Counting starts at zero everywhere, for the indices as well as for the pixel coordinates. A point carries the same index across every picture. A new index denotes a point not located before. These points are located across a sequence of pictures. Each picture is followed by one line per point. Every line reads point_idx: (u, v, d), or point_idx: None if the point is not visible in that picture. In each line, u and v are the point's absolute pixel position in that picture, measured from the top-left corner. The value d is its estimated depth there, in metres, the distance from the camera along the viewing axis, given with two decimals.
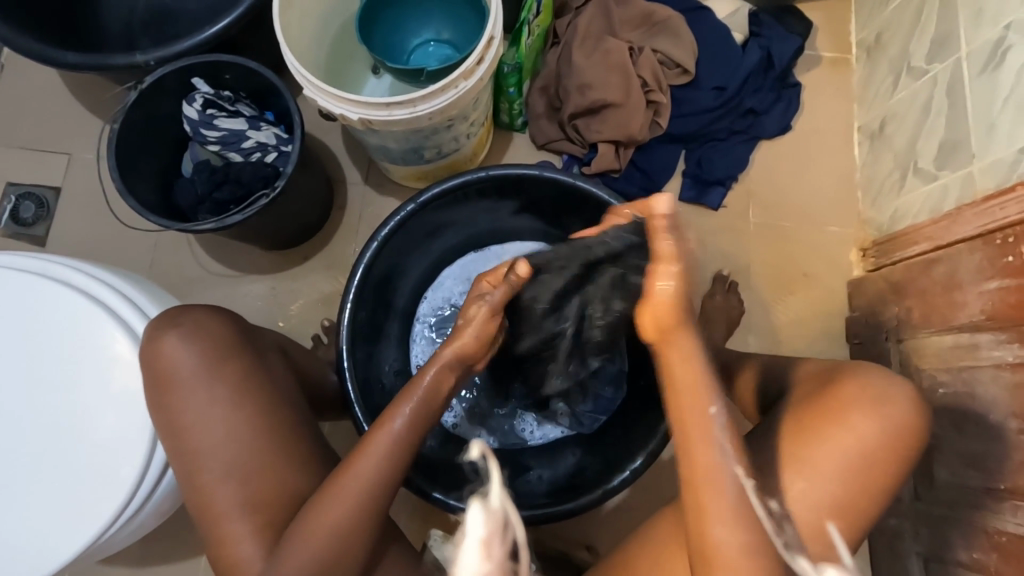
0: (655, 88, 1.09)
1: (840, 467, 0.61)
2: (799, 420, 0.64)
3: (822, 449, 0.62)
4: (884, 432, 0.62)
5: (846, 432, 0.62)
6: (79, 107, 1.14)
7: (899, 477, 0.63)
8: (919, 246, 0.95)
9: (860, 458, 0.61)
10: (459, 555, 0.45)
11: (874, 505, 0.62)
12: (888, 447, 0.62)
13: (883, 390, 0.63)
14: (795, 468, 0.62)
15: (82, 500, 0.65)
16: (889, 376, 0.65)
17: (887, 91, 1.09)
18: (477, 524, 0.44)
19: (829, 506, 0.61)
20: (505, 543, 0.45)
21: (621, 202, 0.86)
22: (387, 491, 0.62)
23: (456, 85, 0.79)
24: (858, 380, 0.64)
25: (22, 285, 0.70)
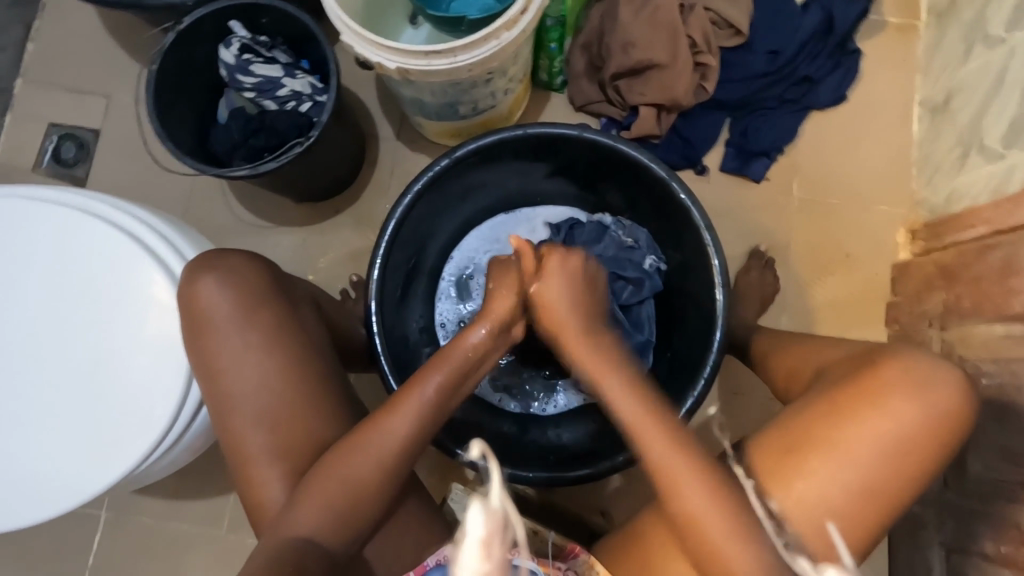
0: (704, 50, 1.04)
1: (871, 449, 0.59)
2: (832, 399, 0.62)
3: (853, 428, 0.60)
4: (921, 418, 0.60)
5: (881, 415, 0.60)
6: (117, 50, 1.14)
7: (932, 466, 0.61)
8: (975, 230, 0.90)
9: (892, 442, 0.60)
10: (458, 552, 0.40)
11: (899, 493, 0.60)
12: (923, 434, 0.60)
13: (927, 375, 0.61)
14: (826, 447, 0.60)
15: (120, 431, 0.67)
16: (933, 360, 0.63)
17: (957, 62, 1.01)
18: (477, 525, 0.39)
19: (852, 489, 0.59)
20: (504, 542, 0.41)
21: (662, 167, 0.82)
22: (407, 441, 0.63)
23: (498, 36, 0.76)
24: (902, 361, 0.62)
25: (65, 221, 0.71)
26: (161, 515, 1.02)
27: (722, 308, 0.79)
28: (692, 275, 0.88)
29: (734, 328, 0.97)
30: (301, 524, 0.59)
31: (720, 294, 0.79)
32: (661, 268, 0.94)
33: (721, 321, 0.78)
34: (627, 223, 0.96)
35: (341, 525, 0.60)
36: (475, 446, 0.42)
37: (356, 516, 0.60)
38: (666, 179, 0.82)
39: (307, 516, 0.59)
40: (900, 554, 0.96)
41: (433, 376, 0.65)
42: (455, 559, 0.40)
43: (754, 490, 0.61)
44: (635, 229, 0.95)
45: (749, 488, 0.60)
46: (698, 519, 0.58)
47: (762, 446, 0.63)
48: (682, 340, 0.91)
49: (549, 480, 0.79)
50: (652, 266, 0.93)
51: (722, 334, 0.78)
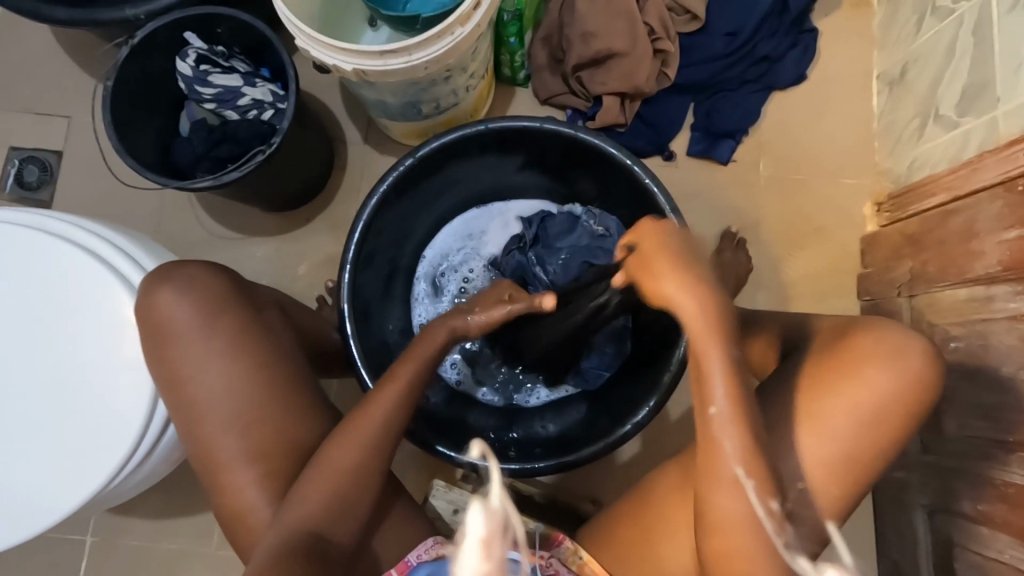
0: (663, 36, 1.05)
1: (848, 422, 0.61)
2: (812, 375, 0.63)
3: (832, 401, 0.61)
4: (896, 387, 0.61)
5: (857, 388, 0.61)
6: (74, 69, 1.13)
7: (907, 432, 0.62)
8: (936, 197, 0.92)
9: (869, 413, 0.61)
10: (459, 553, 0.40)
11: (879, 462, 0.62)
12: (899, 403, 0.61)
13: (903, 346, 0.62)
14: (805, 422, 0.61)
15: (90, 448, 0.67)
16: (906, 330, 0.63)
17: (910, 34, 1.03)
18: (477, 525, 0.39)
19: (834, 462, 0.61)
20: (505, 544, 0.40)
21: (623, 151, 0.83)
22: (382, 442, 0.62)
23: (453, 32, 0.76)
24: (877, 333, 0.63)
25: (21, 241, 0.70)
26: (149, 535, 1.01)
27: None
28: None
29: None
30: (283, 531, 0.58)
31: None
32: None
33: None
34: (598, 211, 0.97)
35: (325, 530, 0.59)
36: (476, 447, 0.41)
37: (341, 517, 0.60)
38: (629, 163, 0.83)
39: (289, 524, 0.58)
40: (887, 520, 0.98)
41: (403, 374, 0.65)
42: (455, 560, 0.40)
43: None
44: (605, 217, 0.96)
45: (749, 489, 0.54)
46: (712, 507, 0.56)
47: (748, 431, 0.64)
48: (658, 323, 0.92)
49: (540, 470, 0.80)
50: None
51: None
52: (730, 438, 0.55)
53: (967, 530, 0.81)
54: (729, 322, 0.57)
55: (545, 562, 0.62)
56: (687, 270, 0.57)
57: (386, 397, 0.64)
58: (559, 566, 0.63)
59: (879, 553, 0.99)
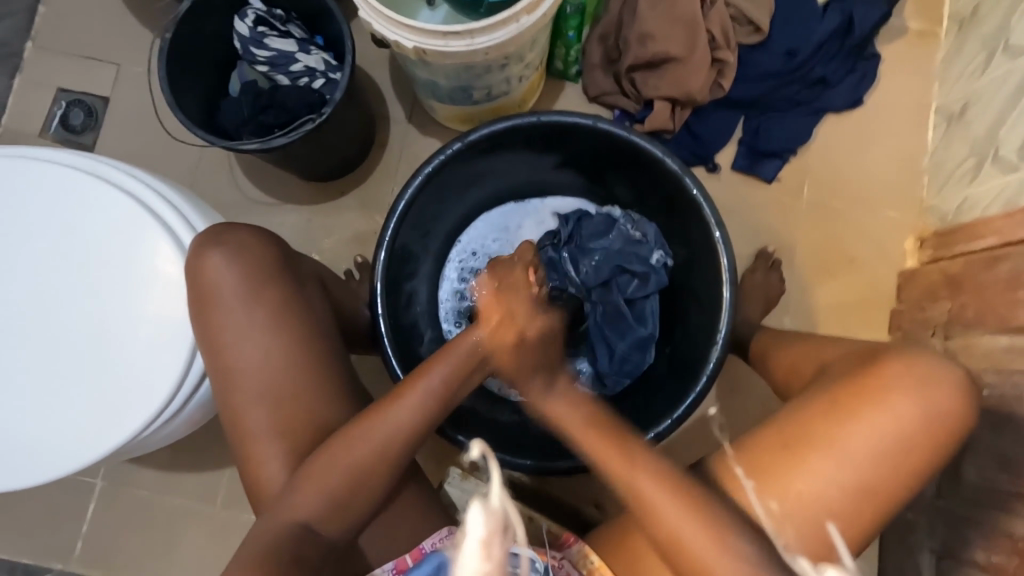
0: (722, 46, 1.03)
1: (869, 448, 0.59)
2: (836, 394, 0.62)
3: (855, 426, 0.60)
4: (921, 417, 0.60)
5: (882, 414, 0.60)
6: (129, 18, 1.13)
7: (930, 463, 0.60)
8: (984, 240, 0.90)
9: (892, 442, 0.59)
10: (459, 551, 0.41)
11: (897, 492, 0.60)
12: (923, 431, 0.60)
13: (930, 375, 0.61)
14: (825, 444, 0.60)
15: (123, 397, 0.67)
16: (936, 359, 0.62)
17: (975, 71, 1.00)
18: (477, 525, 0.40)
19: (849, 487, 0.59)
20: (504, 544, 0.41)
21: (676, 161, 0.81)
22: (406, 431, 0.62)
23: (518, 20, 0.75)
24: (904, 359, 0.62)
25: (72, 186, 0.71)
26: (157, 487, 1.02)
27: (728, 304, 0.79)
28: (697, 271, 0.88)
29: (737, 327, 0.97)
30: (298, 503, 0.59)
31: (726, 291, 0.79)
32: (668, 264, 0.93)
33: (727, 318, 0.78)
34: (637, 217, 0.95)
35: (337, 502, 0.60)
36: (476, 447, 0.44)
37: (354, 492, 0.60)
38: (679, 174, 0.81)
39: (303, 495, 0.59)
40: (889, 559, 0.97)
41: (437, 368, 0.65)
42: (456, 559, 0.41)
43: (753, 491, 0.60)
44: (644, 224, 0.93)
45: (748, 489, 0.60)
46: (680, 533, 0.56)
47: (758, 440, 0.63)
48: (684, 335, 0.92)
49: (551, 468, 0.79)
50: (659, 261, 0.92)
51: (726, 332, 0.78)
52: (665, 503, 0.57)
53: None
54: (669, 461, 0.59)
55: (557, 563, 0.63)
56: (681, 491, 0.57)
57: (412, 395, 0.63)
58: (570, 569, 0.63)
59: None
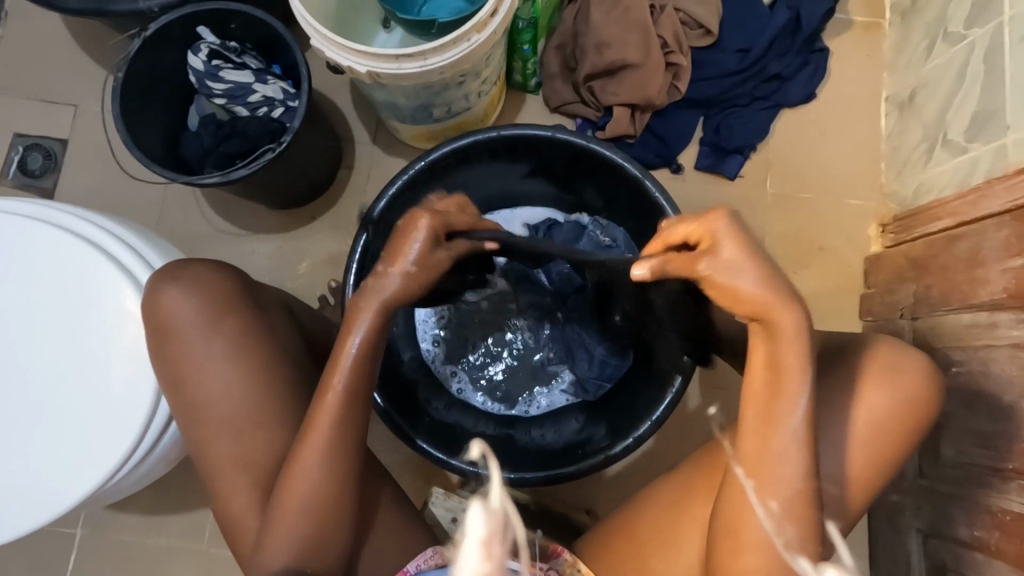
0: (676, 49, 1.05)
1: (846, 437, 0.60)
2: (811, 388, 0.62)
3: (828, 416, 0.60)
4: (892, 405, 0.61)
5: (857, 405, 0.60)
6: (84, 57, 1.12)
7: (906, 449, 0.61)
8: (941, 221, 0.92)
9: (868, 431, 0.60)
10: (458, 551, 0.38)
11: (878, 480, 0.61)
12: (897, 419, 0.61)
13: (897, 364, 0.62)
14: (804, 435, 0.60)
15: (88, 446, 0.66)
16: (903, 348, 0.63)
17: (920, 58, 1.04)
18: (477, 524, 0.37)
19: (828, 479, 0.60)
20: (505, 543, 0.39)
21: (636, 166, 0.83)
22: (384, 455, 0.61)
23: (469, 38, 0.76)
24: (869, 351, 0.63)
25: (26, 233, 0.70)
26: (139, 531, 1.00)
27: None
28: None
29: None
30: (273, 541, 0.57)
31: None
32: None
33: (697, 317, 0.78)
34: (604, 222, 0.98)
35: (314, 535, 0.58)
36: (475, 447, 0.41)
37: (326, 523, 0.58)
38: (640, 178, 0.82)
39: (277, 534, 0.58)
40: (880, 542, 0.98)
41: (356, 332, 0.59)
42: (455, 558, 0.38)
43: (754, 490, 0.55)
44: (612, 228, 0.96)
45: (749, 489, 0.55)
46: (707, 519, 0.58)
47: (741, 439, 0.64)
48: None
49: (545, 479, 0.80)
50: None
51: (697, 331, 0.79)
52: (776, 497, 0.55)
53: (960, 554, 0.81)
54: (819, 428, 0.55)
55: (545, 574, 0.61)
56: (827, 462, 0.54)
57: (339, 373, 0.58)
58: None
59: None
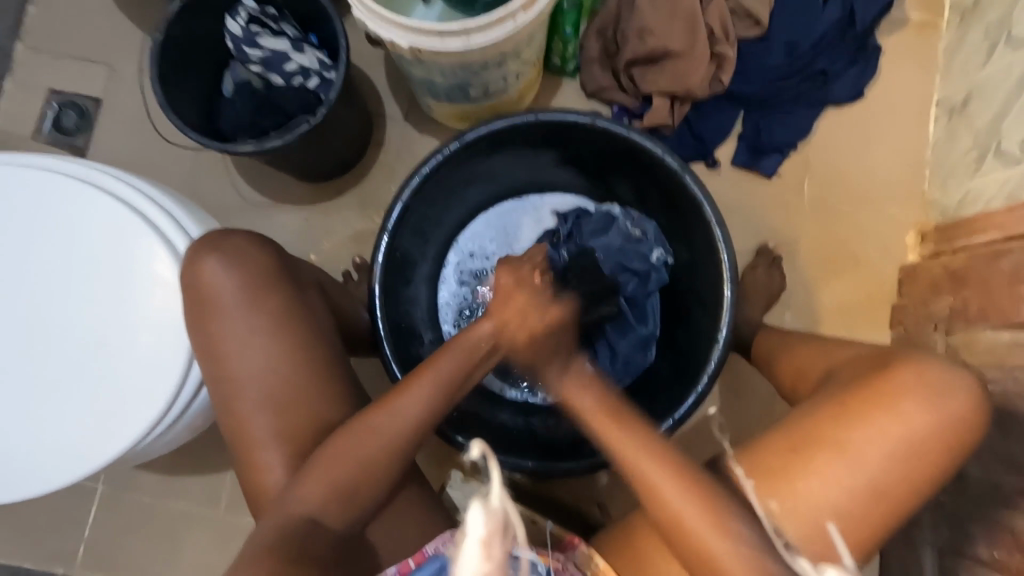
0: (722, 40, 1.02)
1: (878, 450, 0.59)
2: (845, 398, 0.61)
3: (864, 430, 0.59)
4: (931, 422, 0.59)
5: (895, 422, 0.59)
6: (120, 17, 1.11)
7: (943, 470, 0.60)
8: (987, 235, 0.89)
9: (903, 446, 0.59)
10: (459, 550, 0.40)
11: (908, 501, 0.59)
12: (937, 439, 0.59)
13: (942, 380, 0.60)
14: (833, 444, 0.59)
15: (118, 408, 0.67)
16: (949, 366, 0.62)
17: (978, 62, 0.99)
18: (477, 525, 0.39)
19: (856, 492, 0.58)
20: (505, 545, 0.40)
21: (676, 159, 0.80)
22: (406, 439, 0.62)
23: (515, 17, 0.74)
24: (916, 366, 0.61)
25: (63, 193, 0.70)
26: (157, 490, 1.02)
27: (729, 304, 0.78)
28: (699, 272, 0.87)
29: (738, 324, 0.97)
30: (297, 509, 0.58)
31: (728, 291, 0.78)
32: (668, 262, 0.92)
33: (728, 317, 0.77)
34: (637, 215, 0.94)
35: (341, 504, 0.59)
36: (476, 446, 0.43)
37: (356, 492, 0.60)
38: (679, 172, 0.80)
39: (304, 502, 0.58)
40: (891, 553, 0.97)
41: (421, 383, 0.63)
42: (456, 559, 0.40)
43: (754, 491, 0.59)
44: (644, 221, 0.93)
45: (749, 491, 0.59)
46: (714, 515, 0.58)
47: (764, 440, 0.63)
48: (685, 333, 0.91)
49: (555, 469, 0.79)
50: (659, 259, 0.91)
51: (728, 332, 0.77)
52: (775, 499, 0.59)
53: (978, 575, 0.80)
54: (847, 456, 0.59)
55: (559, 565, 0.62)
56: (852, 486, 0.58)
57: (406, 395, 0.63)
58: (572, 571, 0.62)
59: None
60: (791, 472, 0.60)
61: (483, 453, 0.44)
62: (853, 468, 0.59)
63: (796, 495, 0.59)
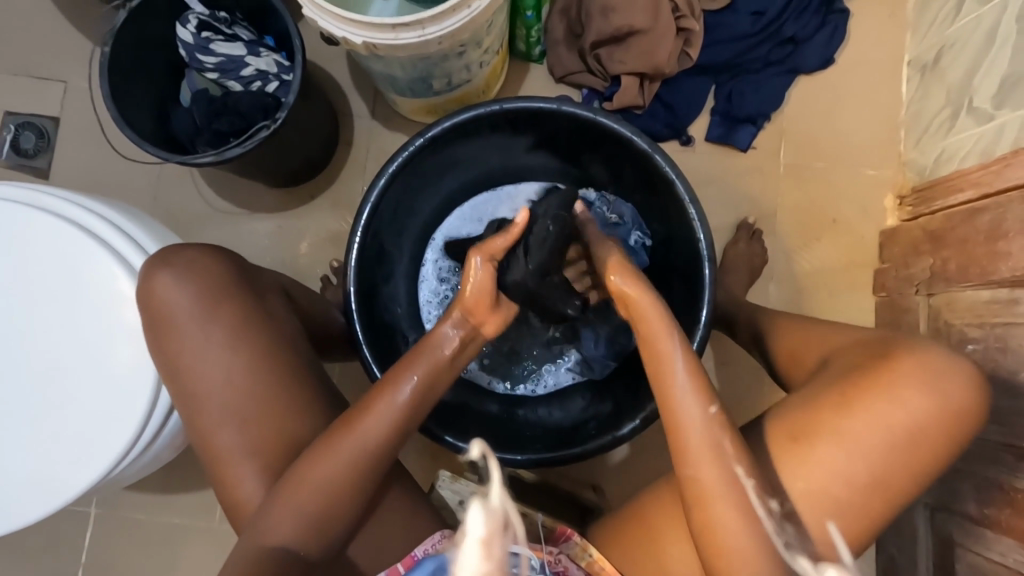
0: (687, 13, 1.00)
1: (876, 438, 0.59)
2: (844, 386, 0.61)
3: (864, 418, 0.59)
4: (929, 411, 0.59)
5: (897, 408, 0.59)
6: (71, 31, 1.08)
7: (939, 454, 0.60)
8: (963, 193, 0.89)
9: (901, 434, 0.59)
10: (459, 552, 0.39)
11: (908, 484, 0.59)
12: (933, 428, 0.59)
13: (942, 369, 0.60)
14: (832, 434, 0.59)
15: (90, 435, 0.66)
16: (947, 353, 0.62)
17: (947, 17, 0.98)
18: (477, 524, 0.37)
19: (851, 475, 0.58)
20: (505, 543, 0.39)
21: (644, 139, 0.78)
22: (382, 458, 0.61)
23: (469, 5, 0.72)
24: (915, 354, 0.61)
25: (17, 219, 0.68)
26: (151, 509, 1.01)
27: (708, 281, 0.77)
28: (678, 250, 0.86)
29: (722, 301, 0.96)
30: (280, 515, 0.58)
31: (706, 268, 0.77)
32: (647, 245, 0.94)
33: (707, 295, 0.76)
34: (611, 198, 0.96)
35: (325, 509, 0.58)
36: (476, 448, 0.43)
37: (341, 496, 0.59)
38: (648, 152, 0.78)
39: (285, 507, 0.58)
40: (887, 516, 0.98)
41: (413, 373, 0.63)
42: (456, 559, 0.39)
43: (754, 490, 0.57)
44: (620, 204, 0.95)
45: (749, 488, 0.57)
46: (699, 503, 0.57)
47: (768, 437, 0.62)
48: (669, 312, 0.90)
49: (549, 459, 0.78)
50: (637, 241, 0.94)
51: (708, 309, 0.77)
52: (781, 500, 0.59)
53: (969, 530, 0.80)
54: (852, 454, 0.58)
55: (553, 558, 0.61)
56: (853, 479, 0.58)
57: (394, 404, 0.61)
58: (567, 563, 0.62)
59: (878, 549, 0.99)
60: (796, 470, 0.59)
61: (484, 453, 0.43)
62: (859, 468, 0.58)
63: (800, 498, 0.59)
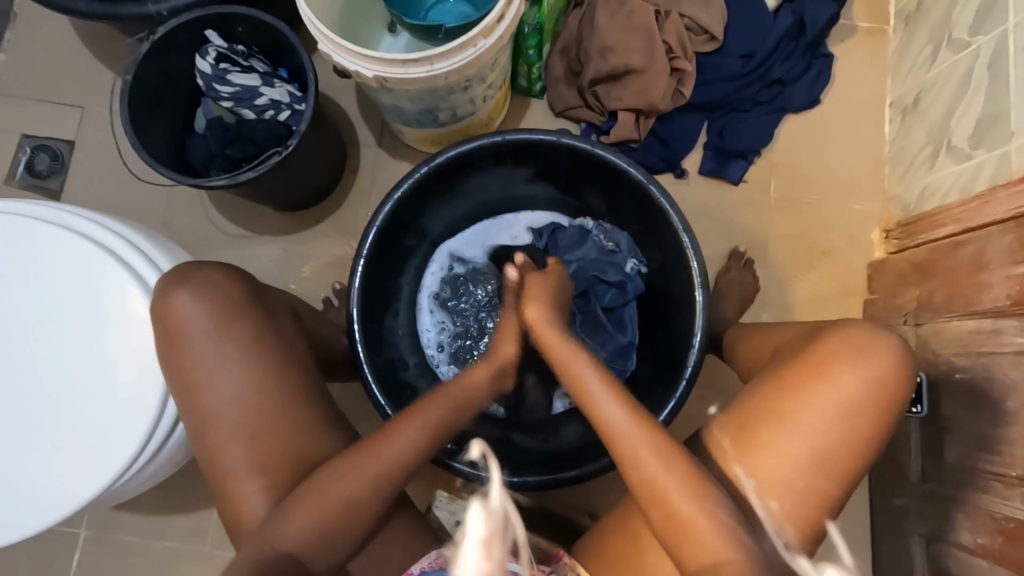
0: (680, 55, 1.06)
1: (821, 420, 0.60)
2: (782, 374, 0.63)
3: (802, 402, 0.61)
4: (864, 385, 0.61)
5: (829, 387, 0.61)
6: (91, 60, 1.13)
7: (885, 426, 0.61)
8: (945, 228, 0.92)
9: (840, 412, 0.60)
10: (459, 552, 0.40)
11: (861, 461, 0.61)
12: (872, 402, 0.61)
13: (868, 342, 0.62)
14: (777, 421, 0.61)
15: (93, 448, 0.66)
16: (875, 328, 0.64)
17: (925, 63, 1.04)
18: (477, 525, 0.40)
19: (804, 459, 0.60)
20: (506, 542, 0.41)
21: (640, 170, 0.82)
22: (389, 481, 0.61)
23: (476, 43, 0.76)
24: (841, 333, 0.63)
25: (35, 235, 0.70)
26: (143, 530, 1.00)
27: (701, 309, 0.79)
28: (671, 278, 0.89)
29: (715, 328, 0.98)
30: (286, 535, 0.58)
31: (699, 296, 0.79)
32: (643, 271, 0.95)
33: (700, 321, 0.78)
34: (608, 227, 0.97)
35: (333, 529, 0.59)
36: (476, 448, 0.45)
37: (349, 514, 0.60)
38: (644, 182, 0.82)
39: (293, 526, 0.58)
40: (883, 545, 0.97)
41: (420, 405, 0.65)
42: (455, 560, 0.40)
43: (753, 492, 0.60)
44: (616, 232, 0.96)
45: (749, 489, 0.60)
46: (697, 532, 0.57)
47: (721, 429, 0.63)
48: (664, 339, 0.92)
49: (548, 482, 0.79)
50: (633, 268, 0.94)
51: (702, 335, 0.78)
52: (772, 501, 0.60)
53: (964, 559, 0.81)
54: (807, 441, 0.60)
55: None
56: (811, 464, 0.60)
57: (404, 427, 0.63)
58: None
59: None
60: (759, 463, 0.60)
61: (484, 452, 0.45)
62: (816, 452, 0.60)
63: (771, 492, 0.60)
